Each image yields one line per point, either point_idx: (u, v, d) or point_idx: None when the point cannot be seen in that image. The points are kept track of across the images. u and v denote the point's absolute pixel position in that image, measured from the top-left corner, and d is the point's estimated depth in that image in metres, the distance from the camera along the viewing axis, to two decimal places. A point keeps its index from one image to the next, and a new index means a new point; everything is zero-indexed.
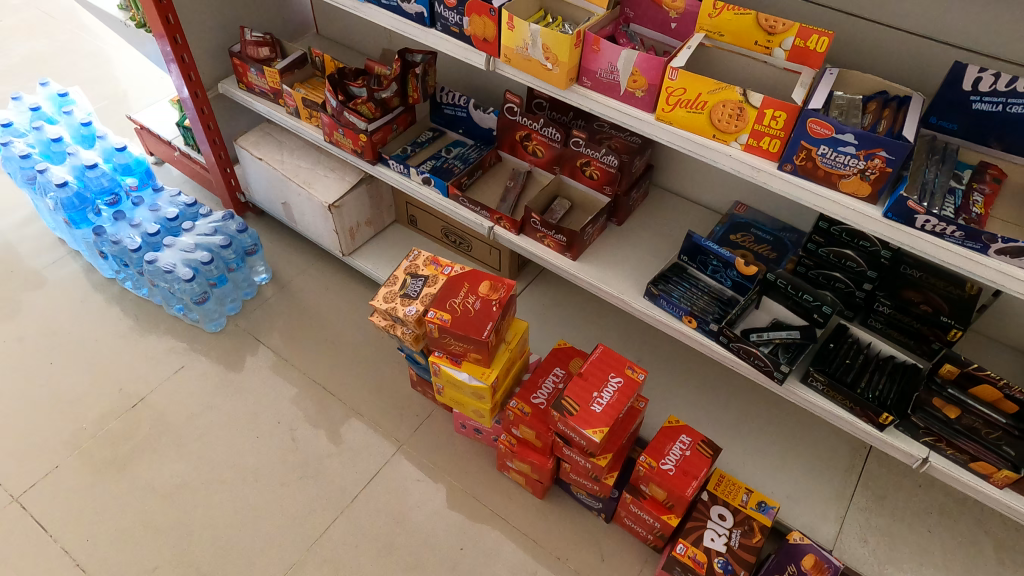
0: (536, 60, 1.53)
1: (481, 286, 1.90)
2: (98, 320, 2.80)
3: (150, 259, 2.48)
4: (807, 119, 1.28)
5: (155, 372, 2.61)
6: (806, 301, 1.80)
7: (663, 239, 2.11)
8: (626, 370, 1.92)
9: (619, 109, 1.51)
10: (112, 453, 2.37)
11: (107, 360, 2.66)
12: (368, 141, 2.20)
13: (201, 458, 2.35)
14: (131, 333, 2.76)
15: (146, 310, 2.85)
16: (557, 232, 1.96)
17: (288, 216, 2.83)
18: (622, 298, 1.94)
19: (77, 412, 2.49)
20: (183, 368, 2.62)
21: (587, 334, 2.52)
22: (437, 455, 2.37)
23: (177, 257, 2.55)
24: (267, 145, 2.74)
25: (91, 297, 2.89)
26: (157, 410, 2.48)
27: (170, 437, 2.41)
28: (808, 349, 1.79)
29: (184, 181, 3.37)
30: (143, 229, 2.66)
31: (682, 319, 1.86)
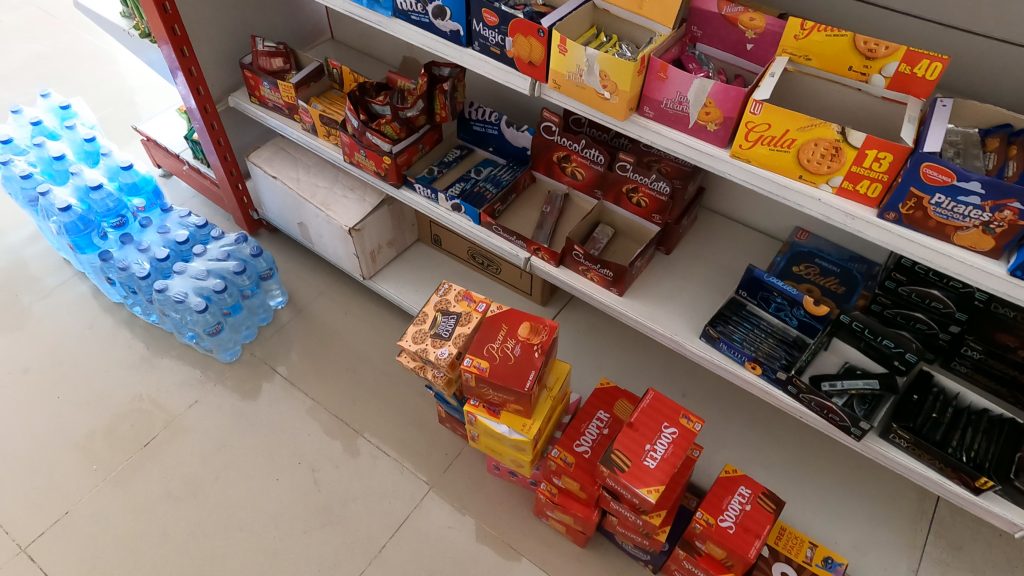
0: (591, 88, 1.35)
1: (521, 329, 1.73)
2: (107, 349, 2.66)
3: (160, 289, 2.32)
4: (920, 164, 1.10)
5: (167, 407, 2.46)
6: (886, 346, 1.65)
7: (716, 271, 1.94)
8: (680, 419, 1.76)
9: (688, 143, 1.34)
10: (124, 496, 2.24)
11: (116, 394, 2.51)
12: (392, 163, 2.04)
13: (219, 502, 2.21)
14: (141, 363, 2.61)
15: (157, 338, 2.70)
16: (602, 266, 1.79)
17: (305, 236, 2.66)
18: (675, 340, 1.79)
19: (86, 452, 2.35)
20: (197, 403, 2.47)
21: (627, 365, 2.36)
22: (469, 498, 2.22)
23: (188, 285, 2.39)
24: (281, 161, 2.58)
25: (98, 324, 2.75)
26: (169, 450, 2.35)
27: (186, 480, 2.27)
28: (889, 402, 1.62)
29: (194, 196, 3.24)
30: (152, 255, 2.50)
31: (744, 365, 1.71)
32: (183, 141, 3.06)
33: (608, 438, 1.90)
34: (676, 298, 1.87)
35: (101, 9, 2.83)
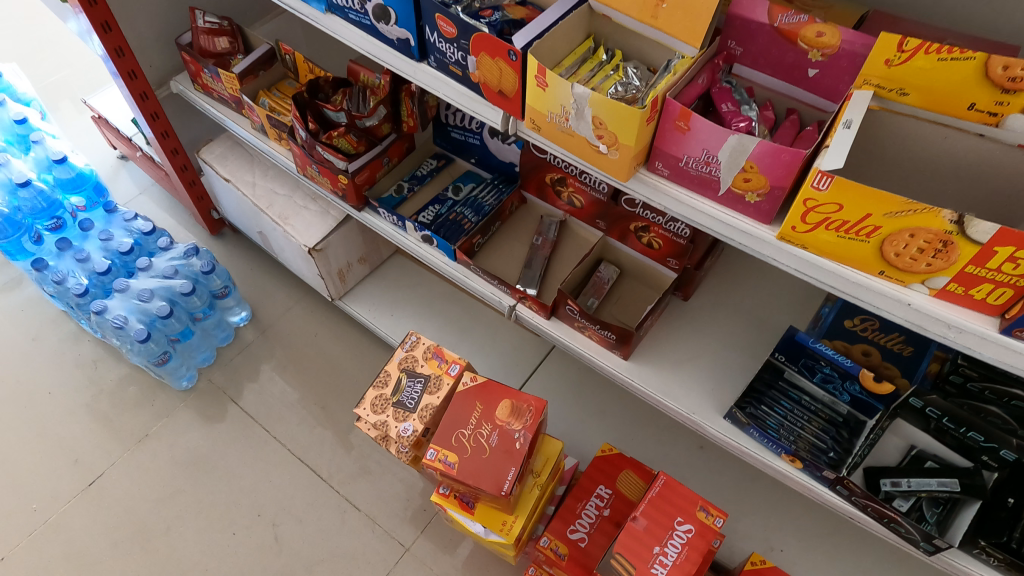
0: (582, 137, 0.98)
1: (498, 410, 1.44)
2: (47, 366, 2.35)
3: (96, 311, 2.00)
4: None
5: (114, 441, 2.18)
6: (972, 439, 1.32)
7: (745, 325, 1.59)
8: (696, 513, 1.51)
9: (717, 214, 0.98)
10: (67, 546, 2.01)
11: (56, 422, 2.23)
12: (350, 184, 1.64)
13: (168, 558, 1.98)
14: (86, 385, 2.31)
15: (102, 353, 2.37)
16: (604, 329, 1.44)
17: (266, 245, 2.32)
18: (692, 419, 1.47)
19: (26, 491, 2.10)
20: (147, 437, 2.20)
21: (634, 412, 2.05)
22: (446, 561, 1.97)
23: (129, 307, 2.06)
24: (236, 159, 2.20)
25: (36, 334, 2.42)
26: (116, 494, 2.09)
27: (133, 529, 2.03)
28: (970, 509, 1.29)
29: (153, 188, 2.78)
30: (91, 267, 2.16)
31: (782, 456, 1.39)
32: (132, 124, 2.53)
33: (608, 521, 1.64)
34: (696, 361, 1.54)
35: None
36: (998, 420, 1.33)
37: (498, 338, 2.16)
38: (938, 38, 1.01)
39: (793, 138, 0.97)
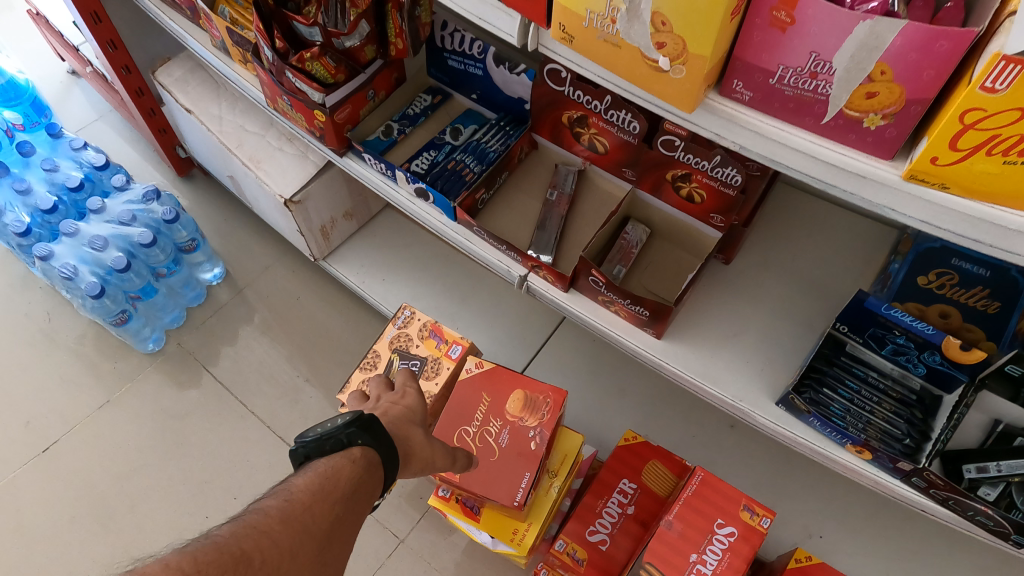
0: (633, 46, 0.71)
1: (509, 403, 1.25)
2: None
3: (41, 258, 1.75)
4: None
5: (71, 405, 1.95)
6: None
7: (802, 288, 1.33)
8: (739, 513, 1.28)
9: (818, 148, 0.73)
10: (18, 519, 1.80)
11: (6, 382, 1.98)
12: (328, 122, 1.37)
13: (132, 538, 1.77)
14: (40, 341, 2.05)
15: (59, 305, 2.11)
16: (635, 304, 1.19)
17: (239, 190, 2.03)
18: (738, 407, 1.22)
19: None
20: (108, 404, 1.96)
21: (659, 385, 1.81)
22: (445, 548, 1.77)
23: (80, 255, 1.82)
24: (201, 90, 1.90)
25: None
26: (75, 463, 1.87)
27: (92, 504, 1.82)
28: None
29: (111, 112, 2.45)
30: (33, 203, 1.87)
31: (845, 447, 1.14)
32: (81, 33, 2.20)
33: (633, 521, 1.42)
34: (744, 335, 1.28)
35: None
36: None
37: (502, 306, 1.92)
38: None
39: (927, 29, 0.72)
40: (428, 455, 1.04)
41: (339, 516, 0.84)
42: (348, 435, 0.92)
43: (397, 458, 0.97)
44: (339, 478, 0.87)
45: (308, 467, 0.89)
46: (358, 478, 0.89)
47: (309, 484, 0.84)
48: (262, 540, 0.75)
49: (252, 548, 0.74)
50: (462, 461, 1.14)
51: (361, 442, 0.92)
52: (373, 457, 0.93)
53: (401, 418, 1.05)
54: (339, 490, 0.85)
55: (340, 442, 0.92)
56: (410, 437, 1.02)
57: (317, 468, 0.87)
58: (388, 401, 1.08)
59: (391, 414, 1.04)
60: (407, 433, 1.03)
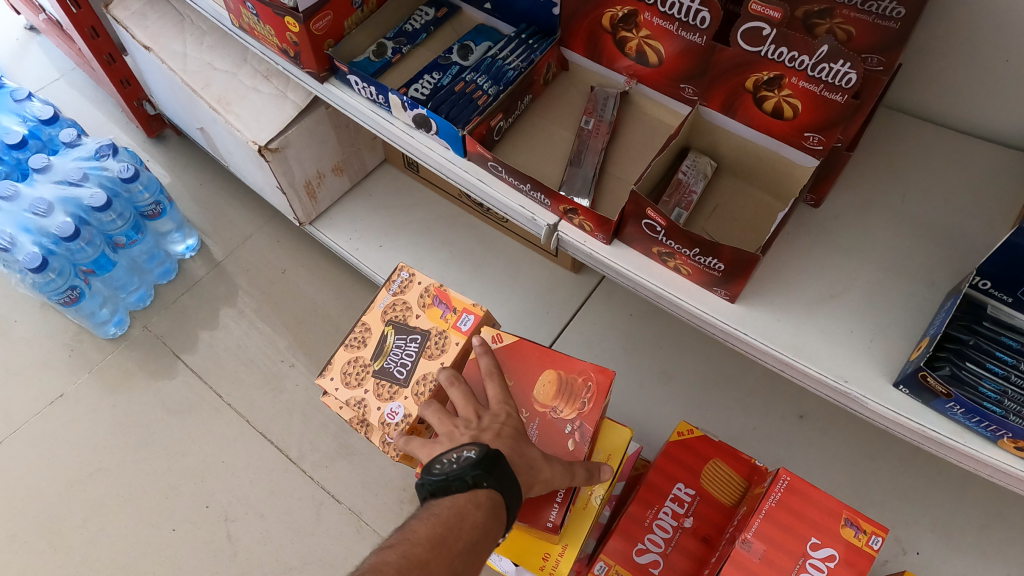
0: None
1: (537, 390, 0.98)
2: None
3: None
4: None
5: (20, 403, 1.67)
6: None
7: (919, 238, 1.02)
8: (841, 530, 0.98)
9: None
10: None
11: None
12: (303, 33, 1.06)
13: (85, 558, 1.50)
14: None
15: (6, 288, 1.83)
16: (707, 254, 0.89)
17: (212, 147, 1.73)
18: (843, 391, 0.92)
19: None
20: (61, 400, 1.68)
21: (712, 369, 1.51)
22: None
23: (20, 222, 1.52)
24: (159, 27, 1.58)
25: None
26: (21, 471, 1.59)
27: (39, 519, 1.54)
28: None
29: (71, 72, 2.17)
30: None
31: (999, 442, 0.85)
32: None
33: (692, 536, 1.12)
34: (848, 296, 0.98)
35: None
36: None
37: (521, 276, 1.62)
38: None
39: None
40: (551, 479, 0.87)
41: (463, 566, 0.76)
42: (468, 480, 0.80)
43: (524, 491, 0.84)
44: (463, 528, 0.77)
45: (431, 509, 0.80)
46: (485, 524, 0.78)
47: (431, 534, 0.76)
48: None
49: None
50: (585, 477, 0.91)
51: (487, 485, 0.80)
52: (499, 502, 0.80)
53: (515, 437, 0.87)
54: (464, 540, 0.76)
55: (462, 484, 0.80)
56: (533, 458, 0.87)
57: (438, 514, 0.78)
58: (496, 418, 0.89)
59: (504, 434, 0.86)
60: (528, 453, 0.86)
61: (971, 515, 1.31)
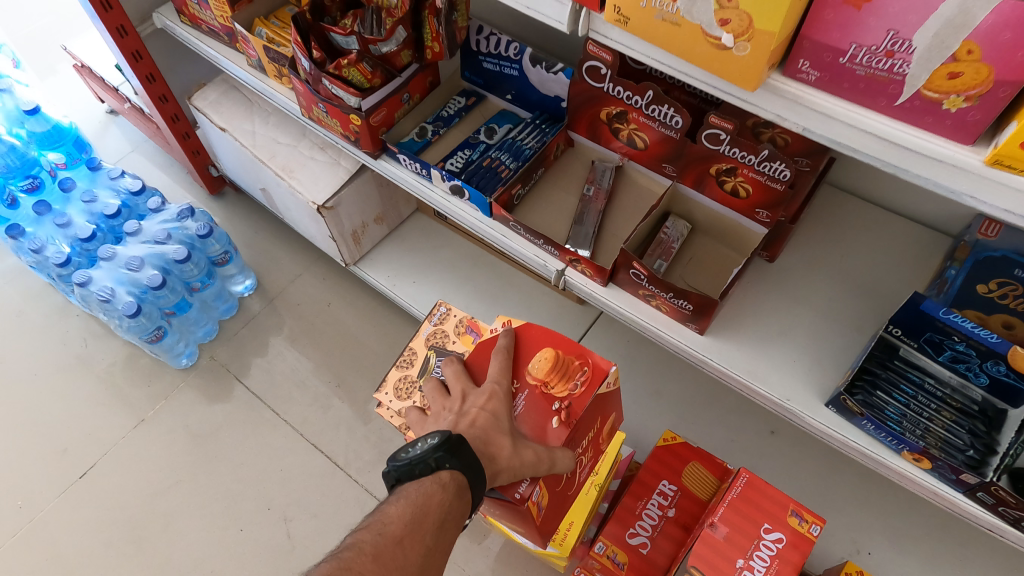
0: (691, 26, 0.70)
1: (534, 364, 1.02)
2: (38, 344, 2.11)
3: (80, 283, 1.77)
4: None
5: (109, 426, 1.96)
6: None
7: (850, 289, 1.30)
8: (788, 519, 1.25)
9: (893, 132, 0.66)
10: (55, 547, 1.79)
11: (45, 409, 1.99)
12: (364, 125, 1.37)
13: (168, 559, 1.77)
14: (77, 365, 2.07)
15: (95, 331, 2.13)
16: (679, 297, 1.17)
17: (271, 204, 2.05)
18: (786, 408, 1.19)
19: (10, 484, 1.87)
20: (143, 423, 1.97)
21: (695, 390, 1.77)
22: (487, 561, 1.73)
23: (117, 277, 1.83)
24: (233, 107, 1.90)
25: (27, 312, 2.17)
26: (111, 487, 1.87)
27: (129, 526, 1.81)
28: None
29: (144, 143, 2.50)
30: (72, 234, 1.90)
31: (902, 453, 1.10)
32: (120, 73, 2.22)
33: (674, 523, 1.39)
34: (792, 334, 1.26)
35: None
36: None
37: (536, 313, 1.90)
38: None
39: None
40: (517, 467, 0.94)
41: (433, 542, 0.93)
42: (436, 463, 0.96)
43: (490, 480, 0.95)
44: (430, 507, 0.93)
45: (402, 493, 0.96)
46: (451, 502, 0.94)
47: (402, 514, 0.93)
48: (362, 570, 0.86)
49: None
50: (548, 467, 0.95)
51: (452, 467, 0.95)
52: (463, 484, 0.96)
53: (488, 424, 0.97)
54: (432, 518, 0.93)
55: (428, 467, 0.96)
56: (498, 447, 0.95)
57: (409, 496, 0.95)
58: (479, 400, 1.01)
59: (478, 421, 0.98)
60: (496, 443, 0.95)
61: (911, 512, 1.56)
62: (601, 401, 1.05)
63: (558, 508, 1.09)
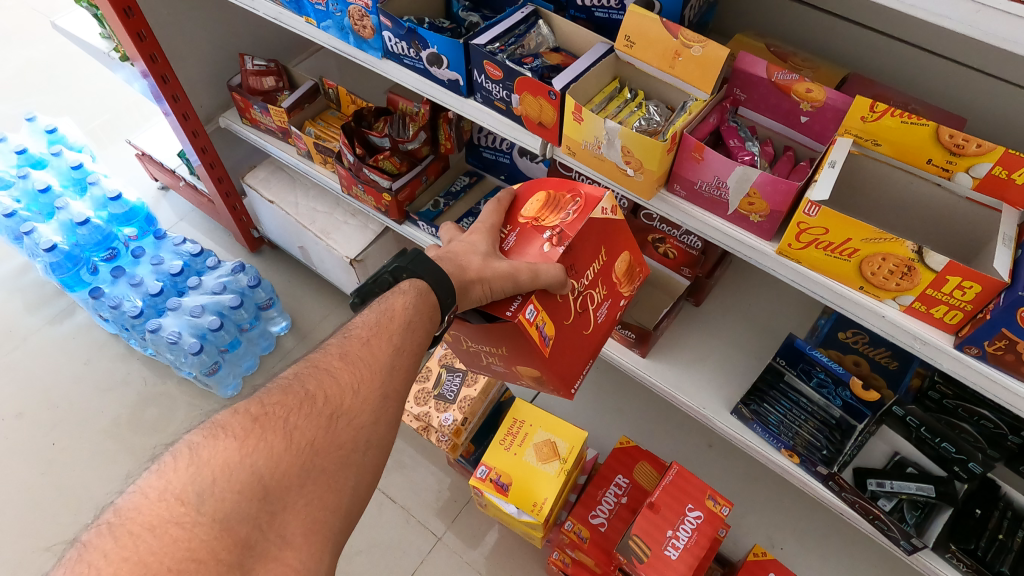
0: (611, 161, 1.15)
1: (528, 206, 1.23)
2: (103, 385, 2.46)
3: (154, 329, 2.20)
4: (1016, 306, 0.88)
5: (167, 450, 2.31)
6: (945, 450, 1.40)
7: (755, 330, 1.74)
8: (706, 501, 1.66)
9: (725, 229, 1.15)
10: None
11: (110, 440, 2.33)
12: (393, 201, 1.83)
13: None
14: (137, 401, 2.42)
15: (152, 371, 2.50)
16: (625, 327, 1.63)
17: (307, 259, 2.49)
18: (702, 414, 1.62)
19: (82, 503, 2.19)
20: None
21: (648, 410, 2.19)
22: (485, 557, 2.10)
23: (183, 323, 2.26)
24: (279, 182, 2.37)
25: (95, 358, 2.53)
26: None
27: None
28: (945, 515, 1.39)
29: (192, 213, 2.95)
30: (144, 290, 2.33)
31: (781, 451, 1.51)
32: (177, 157, 2.66)
33: (626, 508, 1.79)
34: (709, 360, 1.69)
35: (78, 26, 2.24)
36: (969, 436, 1.42)
37: None
38: (910, 97, 1.20)
39: (789, 171, 1.15)
40: (487, 277, 1.08)
41: (400, 342, 1.05)
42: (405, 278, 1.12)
43: (457, 292, 1.10)
44: (395, 310, 1.08)
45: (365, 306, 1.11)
46: (418, 303, 1.09)
47: (369, 320, 1.07)
48: (329, 365, 1.00)
49: (317, 389, 0.96)
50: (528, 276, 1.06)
51: (417, 277, 1.12)
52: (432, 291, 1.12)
53: (465, 249, 1.16)
54: (397, 318, 1.07)
55: (391, 280, 1.13)
56: (469, 265, 1.11)
57: (373, 306, 1.09)
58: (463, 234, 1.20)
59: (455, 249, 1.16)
60: (467, 262, 1.12)
61: (810, 505, 2.00)
62: (599, 228, 1.18)
63: (568, 341, 1.19)
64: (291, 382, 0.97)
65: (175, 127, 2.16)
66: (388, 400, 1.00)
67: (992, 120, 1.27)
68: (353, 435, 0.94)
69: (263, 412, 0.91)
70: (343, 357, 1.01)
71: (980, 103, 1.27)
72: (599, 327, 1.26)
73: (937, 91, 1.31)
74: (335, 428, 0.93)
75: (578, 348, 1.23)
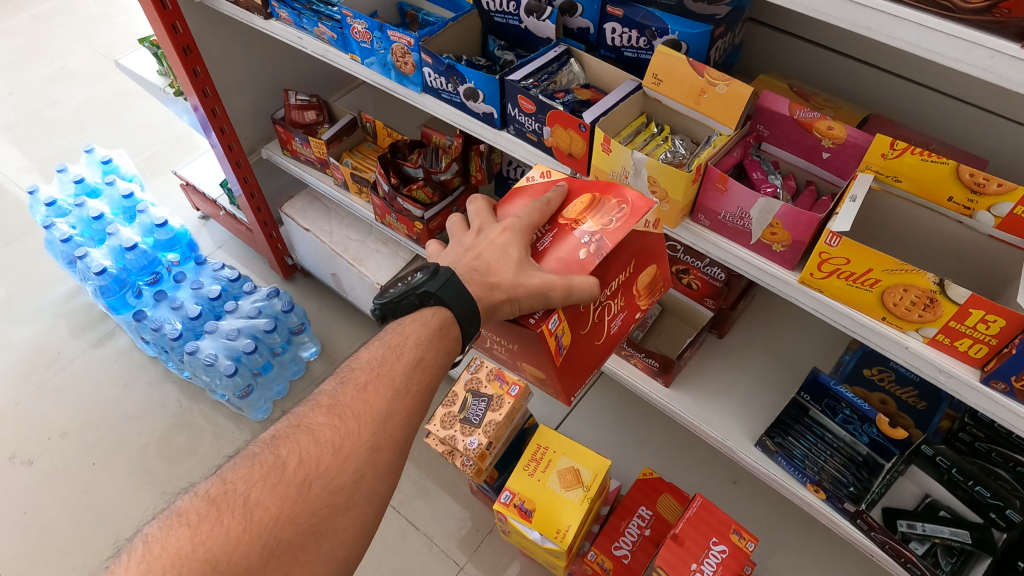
0: (637, 191, 1.20)
1: (572, 205, 1.12)
2: (141, 406, 2.54)
3: (191, 351, 2.28)
4: None
5: (198, 471, 2.36)
6: (979, 494, 1.34)
7: (780, 364, 1.75)
8: (731, 535, 1.64)
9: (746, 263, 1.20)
10: None
11: (145, 459, 2.39)
12: (424, 229, 1.89)
13: None
14: (172, 422, 2.49)
15: (188, 394, 2.57)
16: (648, 356, 1.65)
17: (338, 286, 2.58)
18: (725, 444, 1.62)
19: (114, 523, 2.24)
20: None
21: (672, 443, 2.18)
22: None
23: (219, 346, 2.33)
24: (314, 212, 2.46)
25: (135, 380, 2.61)
26: None
27: None
28: (983, 564, 1.34)
29: (231, 240, 3.06)
30: (184, 313, 2.42)
31: (806, 486, 1.52)
32: (220, 187, 2.79)
33: (649, 540, 1.77)
34: (733, 391, 1.70)
35: (136, 65, 2.39)
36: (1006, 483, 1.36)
37: None
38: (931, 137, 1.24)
39: (811, 205, 1.19)
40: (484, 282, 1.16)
41: (403, 384, 1.04)
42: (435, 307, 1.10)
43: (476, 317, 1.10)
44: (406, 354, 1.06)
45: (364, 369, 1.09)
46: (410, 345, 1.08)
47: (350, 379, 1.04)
48: (314, 420, 0.99)
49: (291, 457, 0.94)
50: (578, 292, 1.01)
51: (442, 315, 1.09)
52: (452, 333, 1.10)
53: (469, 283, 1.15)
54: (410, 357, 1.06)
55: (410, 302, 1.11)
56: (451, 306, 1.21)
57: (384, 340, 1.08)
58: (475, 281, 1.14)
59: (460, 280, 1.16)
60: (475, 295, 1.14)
61: (838, 545, 1.96)
62: (635, 240, 1.10)
63: (577, 355, 1.13)
64: (266, 445, 0.96)
65: (221, 158, 2.28)
66: (379, 450, 0.98)
67: (1010, 161, 1.30)
68: (329, 499, 0.92)
69: (225, 492, 0.91)
70: (324, 409, 1.01)
71: (998, 143, 1.30)
72: (610, 340, 1.21)
73: (954, 131, 1.34)
74: (306, 498, 0.91)
75: (592, 359, 1.18)
